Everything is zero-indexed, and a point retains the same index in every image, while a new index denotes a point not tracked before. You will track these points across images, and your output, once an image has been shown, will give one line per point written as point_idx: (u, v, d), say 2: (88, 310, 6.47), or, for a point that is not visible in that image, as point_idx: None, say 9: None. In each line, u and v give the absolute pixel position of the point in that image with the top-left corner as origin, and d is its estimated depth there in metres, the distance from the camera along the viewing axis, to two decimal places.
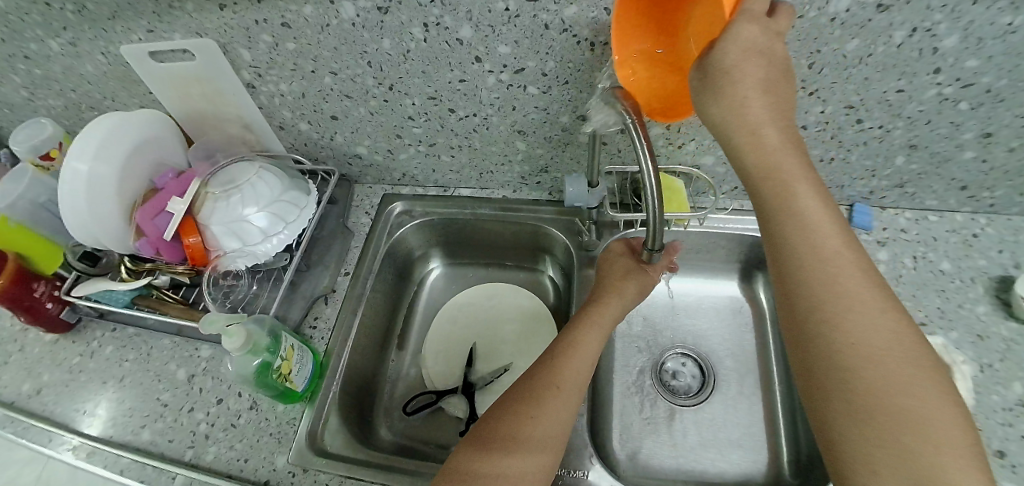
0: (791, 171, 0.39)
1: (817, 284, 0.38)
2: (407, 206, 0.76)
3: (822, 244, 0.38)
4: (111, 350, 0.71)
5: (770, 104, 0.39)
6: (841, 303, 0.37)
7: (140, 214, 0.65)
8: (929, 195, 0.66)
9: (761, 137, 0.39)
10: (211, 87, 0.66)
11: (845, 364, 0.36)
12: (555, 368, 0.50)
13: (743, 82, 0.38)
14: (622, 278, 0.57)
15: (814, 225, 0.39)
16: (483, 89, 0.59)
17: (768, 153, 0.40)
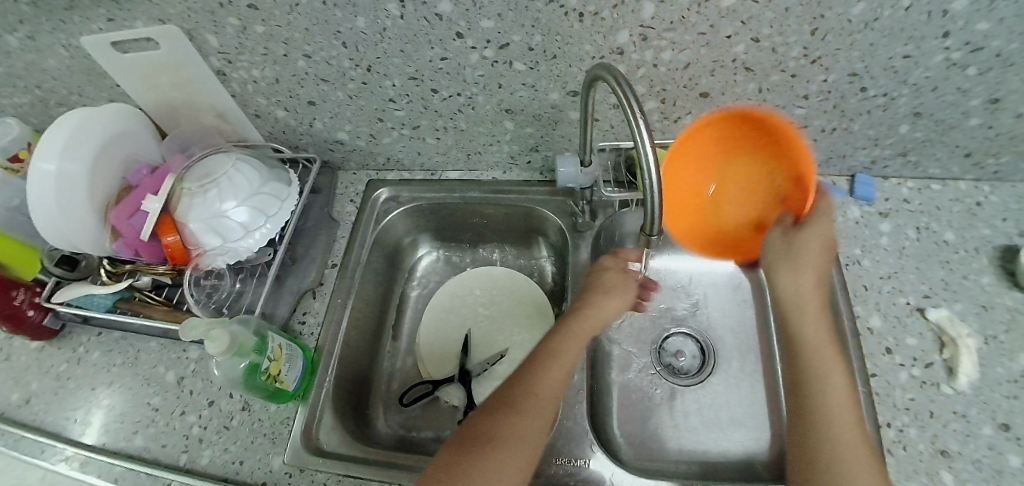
0: (817, 325, 0.52)
1: (827, 401, 0.48)
2: (394, 192, 0.73)
3: (833, 372, 0.49)
4: (98, 355, 0.69)
5: (808, 287, 0.53)
6: (833, 396, 0.48)
7: (115, 215, 0.62)
8: (932, 163, 0.63)
9: (796, 299, 0.53)
10: (180, 77, 0.62)
11: (824, 442, 0.45)
12: (533, 377, 0.50)
13: (807, 266, 0.52)
14: (605, 297, 0.55)
15: (822, 358, 0.50)
16: (466, 67, 0.56)
17: (802, 300, 0.53)
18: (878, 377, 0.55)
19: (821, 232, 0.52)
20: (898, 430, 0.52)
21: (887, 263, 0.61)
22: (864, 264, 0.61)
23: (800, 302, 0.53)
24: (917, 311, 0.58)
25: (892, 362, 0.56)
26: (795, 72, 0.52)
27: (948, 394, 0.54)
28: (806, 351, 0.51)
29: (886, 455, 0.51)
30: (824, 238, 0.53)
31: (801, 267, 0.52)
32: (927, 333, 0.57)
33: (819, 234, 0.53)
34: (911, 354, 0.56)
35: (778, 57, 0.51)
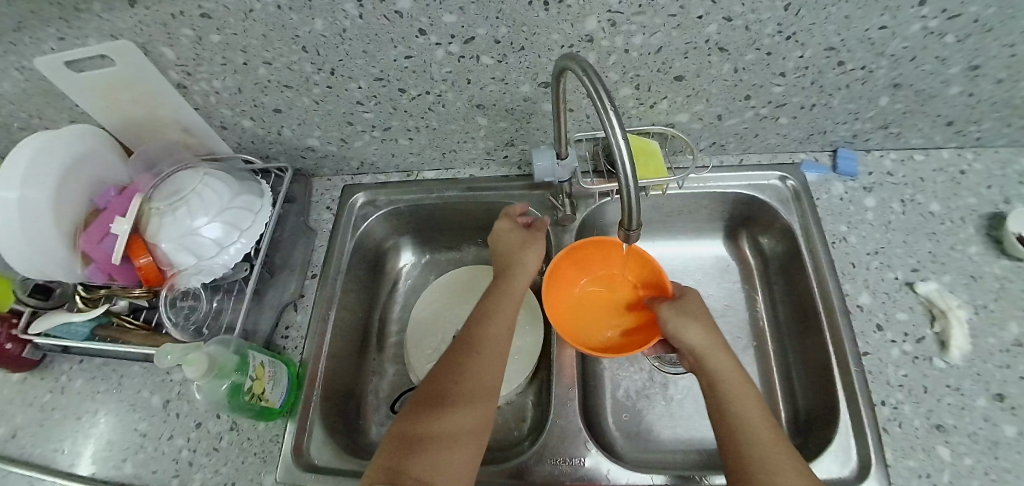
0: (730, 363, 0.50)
1: (754, 430, 0.44)
2: (370, 196, 0.71)
3: (750, 403, 0.46)
4: (82, 383, 0.68)
5: (708, 333, 0.52)
6: (752, 415, 0.45)
7: (85, 240, 0.60)
8: (915, 134, 0.62)
9: (710, 346, 0.51)
10: (139, 92, 0.60)
11: (764, 464, 0.42)
12: (463, 363, 0.52)
13: (697, 316, 0.54)
14: (518, 252, 0.61)
15: (734, 385, 0.48)
16: (433, 64, 0.54)
17: (711, 344, 0.51)
18: (870, 355, 0.54)
19: (699, 303, 0.55)
20: (893, 408, 0.52)
21: (874, 238, 0.60)
22: (851, 241, 0.60)
23: (716, 351, 0.51)
24: (907, 285, 0.57)
25: (884, 338, 0.55)
26: (770, 49, 0.51)
27: (940, 368, 0.53)
28: (721, 385, 0.48)
29: (882, 434, 0.51)
30: (698, 303, 0.56)
31: (697, 319, 0.53)
32: (917, 307, 0.56)
33: (692, 299, 0.56)
34: (902, 329, 0.55)
35: (751, 35, 0.49)
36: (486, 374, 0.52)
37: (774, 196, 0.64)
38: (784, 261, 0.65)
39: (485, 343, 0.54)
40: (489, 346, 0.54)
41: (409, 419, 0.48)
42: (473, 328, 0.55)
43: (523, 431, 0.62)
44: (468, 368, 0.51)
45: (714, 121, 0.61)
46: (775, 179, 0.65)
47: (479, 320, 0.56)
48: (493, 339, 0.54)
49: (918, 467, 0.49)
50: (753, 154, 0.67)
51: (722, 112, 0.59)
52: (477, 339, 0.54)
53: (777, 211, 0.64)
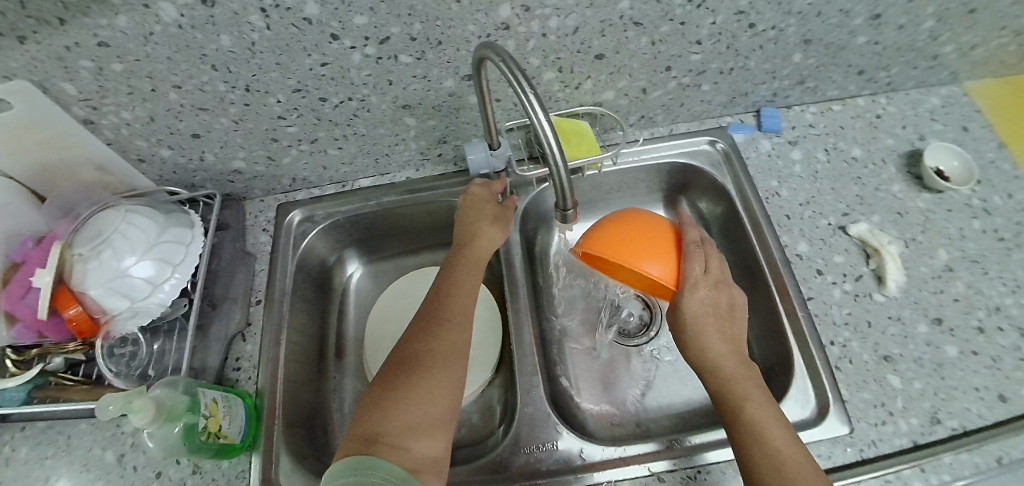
0: (743, 369, 0.46)
1: (761, 440, 0.41)
2: (307, 212, 0.68)
3: (759, 402, 0.44)
4: (27, 450, 0.63)
5: (721, 335, 0.48)
6: (762, 415, 0.43)
7: (6, 299, 0.56)
8: (830, 86, 0.65)
9: (721, 355, 0.47)
10: (41, 135, 0.55)
11: (779, 465, 0.39)
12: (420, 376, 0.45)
13: (709, 323, 0.48)
14: (491, 227, 0.58)
15: (745, 386, 0.45)
16: (351, 68, 0.53)
17: (719, 353, 0.47)
18: (815, 299, 0.57)
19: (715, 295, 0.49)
20: (842, 346, 0.54)
21: (805, 189, 0.62)
22: (784, 195, 0.62)
23: (731, 358, 0.47)
24: (841, 230, 0.60)
25: (825, 281, 0.57)
26: (684, 19, 0.52)
27: (880, 301, 0.56)
28: (731, 386, 0.45)
29: (835, 372, 0.53)
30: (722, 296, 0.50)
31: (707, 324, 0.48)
32: (853, 248, 0.59)
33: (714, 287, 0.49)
34: (841, 271, 0.58)
35: (663, 7, 0.50)
36: (447, 386, 0.45)
37: (707, 160, 0.65)
38: (724, 221, 0.66)
39: (440, 354, 0.47)
40: (444, 356, 0.47)
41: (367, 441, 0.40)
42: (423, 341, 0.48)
43: (496, 425, 0.62)
44: (423, 381, 0.45)
45: (640, 95, 0.62)
46: (705, 144, 0.66)
47: (429, 328, 0.49)
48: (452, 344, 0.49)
49: (872, 398, 0.51)
50: (681, 123, 0.68)
51: (646, 86, 0.60)
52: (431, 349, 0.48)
53: (711, 174, 0.65)
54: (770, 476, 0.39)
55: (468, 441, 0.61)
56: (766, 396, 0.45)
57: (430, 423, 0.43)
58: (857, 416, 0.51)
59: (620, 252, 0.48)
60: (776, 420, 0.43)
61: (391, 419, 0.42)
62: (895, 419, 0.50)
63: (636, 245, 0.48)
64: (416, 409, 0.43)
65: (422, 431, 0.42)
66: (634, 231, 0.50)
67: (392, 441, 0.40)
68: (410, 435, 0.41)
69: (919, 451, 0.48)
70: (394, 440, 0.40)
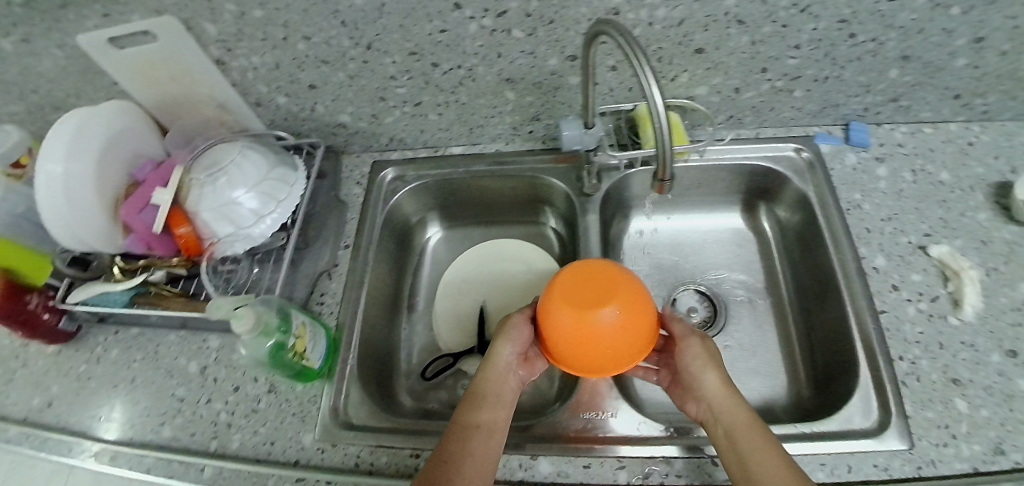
0: (754, 436, 0.44)
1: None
2: (399, 171, 0.72)
3: (749, 431, 0.44)
4: (117, 352, 0.69)
5: (715, 373, 0.48)
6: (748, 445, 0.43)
7: (125, 211, 0.61)
8: (923, 107, 0.65)
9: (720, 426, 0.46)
10: (177, 69, 0.61)
11: None
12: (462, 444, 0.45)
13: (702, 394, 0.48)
14: (500, 341, 0.52)
15: (732, 414, 0.46)
16: (466, 38, 0.55)
17: (710, 391, 0.48)
18: (887, 313, 0.57)
19: (693, 358, 0.49)
20: (911, 363, 0.54)
21: (887, 206, 0.62)
22: (865, 208, 0.62)
23: (727, 422, 0.46)
24: (920, 249, 0.60)
25: (900, 297, 0.57)
26: (786, 22, 0.54)
27: (954, 325, 0.56)
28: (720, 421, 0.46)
29: (901, 388, 0.53)
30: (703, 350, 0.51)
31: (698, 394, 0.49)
32: (930, 269, 0.59)
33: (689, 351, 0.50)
34: (917, 289, 0.58)
35: (768, 8, 0.52)
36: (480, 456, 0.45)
37: (790, 167, 0.66)
38: (799, 231, 0.67)
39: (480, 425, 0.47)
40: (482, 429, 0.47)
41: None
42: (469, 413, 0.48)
43: (550, 396, 0.64)
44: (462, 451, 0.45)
45: (732, 94, 0.63)
46: (791, 151, 0.67)
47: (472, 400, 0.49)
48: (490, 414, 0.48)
49: (936, 418, 0.51)
50: (768, 128, 0.69)
51: (739, 86, 0.62)
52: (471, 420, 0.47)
53: (794, 182, 0.65)
54: None
55: (522, 404, 0.64)
56: (781, 457, 0.42)
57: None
58: (918, 433, 0.51)
59: (588, 347, 0.47)
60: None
61: (480, 390, 0.50)
62: (958, 443, 0.49)
63: (601, 329, 0.46)
64: (499, 383, 0.50)
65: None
66: (590, 299, 0.46)
67: (487, 407, 0.48)
68: (497, 403, 0.49)
69: (981, 477, 0.47)
70: (488, 405, 0.49)
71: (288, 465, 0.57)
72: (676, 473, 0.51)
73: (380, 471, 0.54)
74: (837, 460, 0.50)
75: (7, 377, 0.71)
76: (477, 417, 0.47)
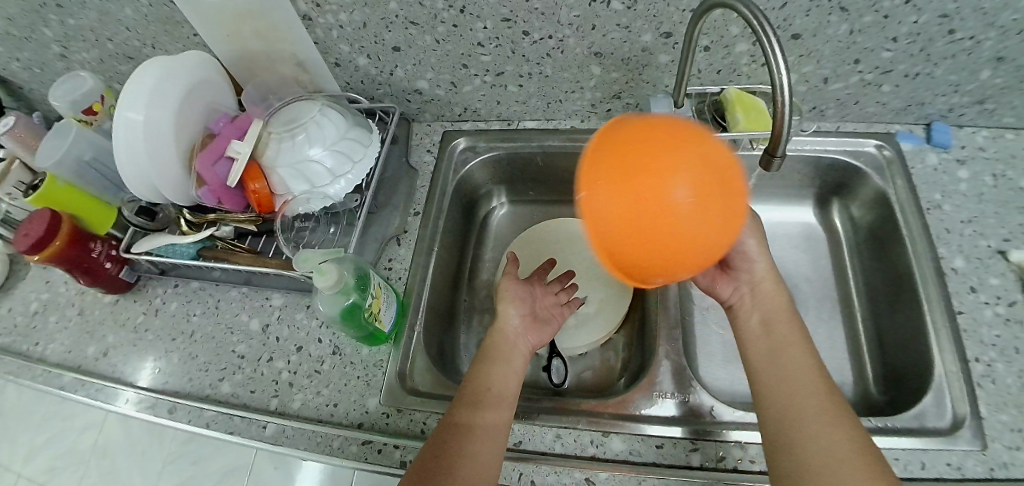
0: (788, 330, 0.49)
1: (795, 395, 0.44)
2: (471, 141, 0.71)
3: (797, 343, 0.48)
4: (176, 306, 0.69)
5: (774, 277, 0.53)
6: (794, 356, 0.47)
7: (199, 162, 0.61)
8: (1009, 111, 0.64)
9: (756, 313, 0.52)
10: (261, 22, 0.60)
11: (811, 399, 0.43)
12: (480, 388, 0.49)
13: (746, 276, 0.53)
14: (505, 306, 0.57)
15: (786, 328, 0.49)
16: (562, 7, 0.54)
17: (774, 307, 0.51)
18: (964, 314, 0.57)
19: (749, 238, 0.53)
20: (986, 365, 0.54)
21: (968, 208, 0.62)
22: (946, 209, 0.62)
23: (772, 319, 0.50)
24: (999, 253, 0.59)
25: (978, 300, 0.57)
26: (888, 12, 0.53)
27: None
28: (773, 325, 0.50)
29: (976, 388, 0.53)
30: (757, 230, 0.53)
31: (741, 278, 0.54)
32: (1009, 273, 0.58)
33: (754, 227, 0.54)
34: (995, 293, 0.57)
35: None
36: (494, 406, 0.48)
37: (870, 163, 0.66)
38: (874, 229, 0.67)
39: (493, 375, 0.50)
40: (494, 388, 0.49)
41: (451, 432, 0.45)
42: (487, 367, 0.51)
43: (614, 378, 0.65)
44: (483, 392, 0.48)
45: (819, 85, 0.63)
46: (871, 147, 0.66)
47: (489, 358, 0.52)
48: (500, 371, 0.51)
49: (1011, 421, 0.51)
50: (849, 122, 0.68)
51: (829, 76, 0.61)
52: (484, 374, 0.51)
53: (873, 178, 0.65)
54: (799, 402, 0.43)
55: (587, 383, 0.65)
56: (815, 369, 0.46)
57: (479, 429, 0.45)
58: (991, 435, 0.50)
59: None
60: (814, 381, 0.45)
61: (481, 390, 0.49)
62: None
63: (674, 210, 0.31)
64: (496, 383, 0.50)
65: (487, 431, 0.46)
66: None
67: (487, 407, 0.47)
68: (498, 404, 0.48)
69: None
70: (489, 406, 0.48)
71: (351, 427, 0.56)
72: (751, 458, 0.50)
73: None
74: (912, 456, 0.50)
75: (61, 325, 0.71)
76: (476, 418, 0.46)
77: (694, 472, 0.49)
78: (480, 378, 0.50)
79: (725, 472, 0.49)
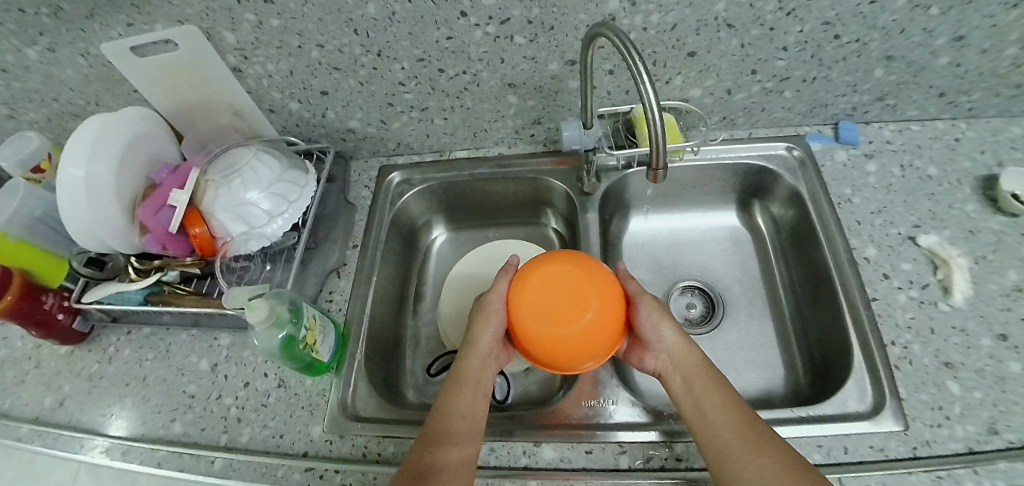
0: (703, 380, 0.50)
1: (724, 444, 0.45)
2: (405, 175, 0.75)
3: (717, 390, 0.49)
4: (130, 352, 0.71)
5: (679, 332, 0.54)
6: (713, 406, 0.47)
7: (141, 211, 0.63)
8: (910, 105, 0.68)
9: (676, 374, 0.52)
10: (196, 77, 0.64)
11: (741, 450, 0.44)
12: (447, 420, 0.49)
13: (659, 345, 0.54)
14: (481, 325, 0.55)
15: (700, 378, 0.50)
16: (471, 44, 0.58)
17: (689, 361, 0.52)
18: (879, 300, 0.58)
19: (649, 312, 0.54)
20: (903, 347, 0.55)
21: (877, 199, 0.65)
22: (856, 202, 0.65)
23: (687, 373, 0.51)
24: (910, 239, 0.62)
25: (891, 285, 0.59)
26: (773, 25, 0.57)
27: (946, 310, 0.57)
28: (691, 381, 0.50)
29: (895, 371, 0.54)
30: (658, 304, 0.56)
31: (657, 348, 0.54)
32: (921, 257, 0.61)
33: (653, 303, 0.55)
34: (908, 277, 0.59)
35: (755, 11, 0.55)
36: (465, 442, 0.48)
37: (782, 164, 0.70)
38: (795, 226, 0.70)
39: (459, 410, 0.50)
40: (465, 420, 0.49)
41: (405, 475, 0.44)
42: (450, 397, 0.51)
43: (555, 390, 0.66)
44: (448, 429, 0.48)
45: (725, 96, 0.67)
46: (783, 149, 0.70)
47: (453, 387, 0.52)
48: (472, 405, 0.51)
49: (930, 400, 0.52)
50: (761, 128, 0.72)
51: (731, 87, 0.65)
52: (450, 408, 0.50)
53: (786, 178, 0.69)
54: (731, 455, 0.44)
55: (531, 395, 0.67)
56: (738, 411, 0.47)
57: (453, 465, 0.45)
58: (913, 415, 0.51)
59: (560, 324, 0.51)
60: (732, 421, 0.46)
61: (446, 428, 0.48)
62: (951, 424, 0.50)
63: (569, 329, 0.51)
64: (461, 421, 0.49)
65: (462, 466, 0.46)
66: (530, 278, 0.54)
67: (454, 444, 0.47)
68: (464, 440, 0.48)
69: (975, 457, 0.48)
70: (456, 443, 0.47)
71: (296, 456, 0.57)
72: (677, 455, 0.51)
73: (387, 461, 0.55)
74: (834, 442, 0.51)
75: (19, 378, 0.72)
76: (442, 454, 0.46)
77: (621, 474, 0.51)
78: (439, 413, 0.50)
79: (650, 471, 0.50)
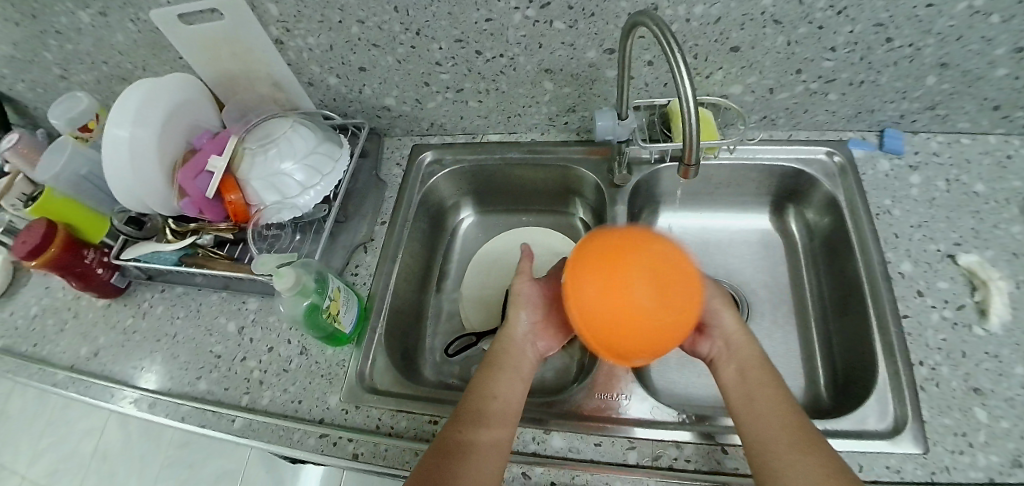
0: (761, 376, 0.50)
1: (769, 429, 0.45)
2: (437, 155, 0.76)
3: (770, 384, 0.49)
4: (162, 309, 0.74)
5: (740, 323, 0.55)
6: (766, 395, 0.48)
7: (181, 175, 0.65)
8: (961, 116, 0.65)
9: (731, 363, 0.52)
10: (239, 46, 0.65)
11: (786, 437, 0.44)
12: (480, 403, 0.49)
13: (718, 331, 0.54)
14: (514, 311, 0.57)
15: (755, 369, 0.50)
16: (509, 28, 0.58)
17: (746, 352, 0.52)
18: (910, 317, 0.56)
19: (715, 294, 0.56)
20: (931, 368, 0.53)
21: (918, 213, 0.63)
22: (895, 213, 0.63)
23: (739, 360, 0.52)
24: (948, 257, 0.60)
25: (924, 303, 0.57)
26: (822, 23, 0.55)
27: (980, 334, 0.55)
28: (745, 371, 0.50)
29: (920, 392, 0.52)
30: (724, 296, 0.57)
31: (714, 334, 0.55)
32: (958, 277, 0.58)
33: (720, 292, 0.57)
34: (943, 296, 0.57)
35: (805, 8, 0.53)
36: (497, 426, 0.48)
37: (820, 170, 0.68)
38: (828, 234, 0.68)
39: (494, 396, 0.50)
40: (496, 405, 0.49)
41: (432, 455, 0.45)
42: (486, 380, 0.51)
43: (569, 381, 0.67)
44: (482, 414, 0.48)
45: (766, 94, 0.65)
46: (822, 154, 0.68)
47: (488, 371, 0.52)
48: (506, 391, 0.51)
49: (954, 424, 0.50)
50: (802, 130, 0.70)
51: (773, 86, 0.63)
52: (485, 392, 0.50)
53: (823, 184, 0.67)
54: (773, 441, 0.44)
55: (545, 383, 0.67)
56: (788, 407, 0.46)
57: (481, 449, 0.45)
58: (934, 439, 0.49)
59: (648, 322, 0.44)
60: (785, 418, 0.45)
61: (481, 408, 0.49)
62: (975, 452, 0.48)
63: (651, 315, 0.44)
64: (494, 404, 0.49)
65: (491, 450, 0.46)
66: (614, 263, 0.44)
67: (488, 425, 0.47)
68: (495, 423, 0.48)
69: None
70: (489, 424, 0.47)
71: (312, 422, 0.59)
72: (686, 456, 0.51)
73: (399, 434, 0.56)
74: (849, 457, 0.49)
75: (59, 326, 0.76)
76: (474, 436, 0.46)
77: (628, 469, 0.51)
78: (473, 394, 0.50)
79: (658, 469, 0.50)
